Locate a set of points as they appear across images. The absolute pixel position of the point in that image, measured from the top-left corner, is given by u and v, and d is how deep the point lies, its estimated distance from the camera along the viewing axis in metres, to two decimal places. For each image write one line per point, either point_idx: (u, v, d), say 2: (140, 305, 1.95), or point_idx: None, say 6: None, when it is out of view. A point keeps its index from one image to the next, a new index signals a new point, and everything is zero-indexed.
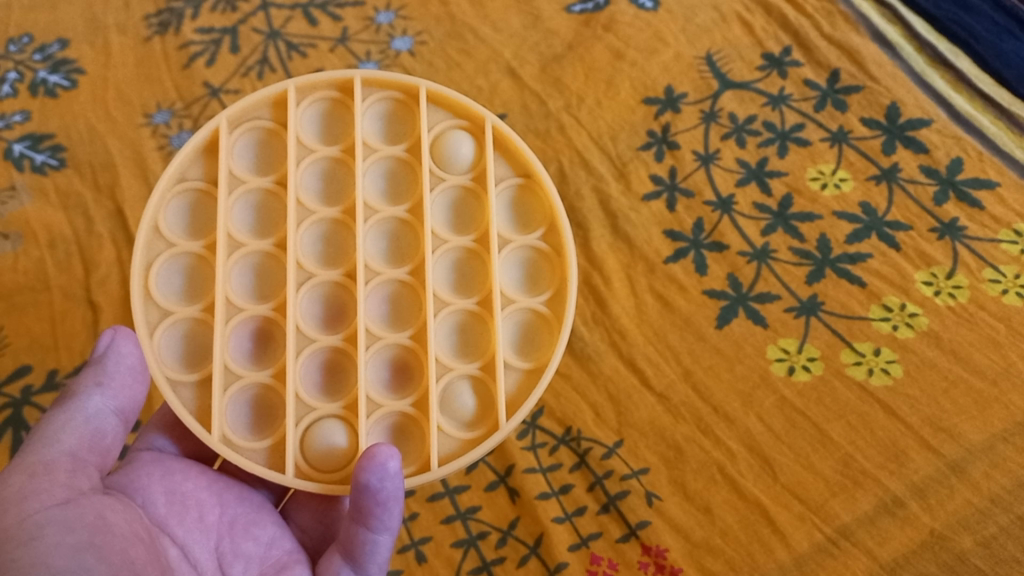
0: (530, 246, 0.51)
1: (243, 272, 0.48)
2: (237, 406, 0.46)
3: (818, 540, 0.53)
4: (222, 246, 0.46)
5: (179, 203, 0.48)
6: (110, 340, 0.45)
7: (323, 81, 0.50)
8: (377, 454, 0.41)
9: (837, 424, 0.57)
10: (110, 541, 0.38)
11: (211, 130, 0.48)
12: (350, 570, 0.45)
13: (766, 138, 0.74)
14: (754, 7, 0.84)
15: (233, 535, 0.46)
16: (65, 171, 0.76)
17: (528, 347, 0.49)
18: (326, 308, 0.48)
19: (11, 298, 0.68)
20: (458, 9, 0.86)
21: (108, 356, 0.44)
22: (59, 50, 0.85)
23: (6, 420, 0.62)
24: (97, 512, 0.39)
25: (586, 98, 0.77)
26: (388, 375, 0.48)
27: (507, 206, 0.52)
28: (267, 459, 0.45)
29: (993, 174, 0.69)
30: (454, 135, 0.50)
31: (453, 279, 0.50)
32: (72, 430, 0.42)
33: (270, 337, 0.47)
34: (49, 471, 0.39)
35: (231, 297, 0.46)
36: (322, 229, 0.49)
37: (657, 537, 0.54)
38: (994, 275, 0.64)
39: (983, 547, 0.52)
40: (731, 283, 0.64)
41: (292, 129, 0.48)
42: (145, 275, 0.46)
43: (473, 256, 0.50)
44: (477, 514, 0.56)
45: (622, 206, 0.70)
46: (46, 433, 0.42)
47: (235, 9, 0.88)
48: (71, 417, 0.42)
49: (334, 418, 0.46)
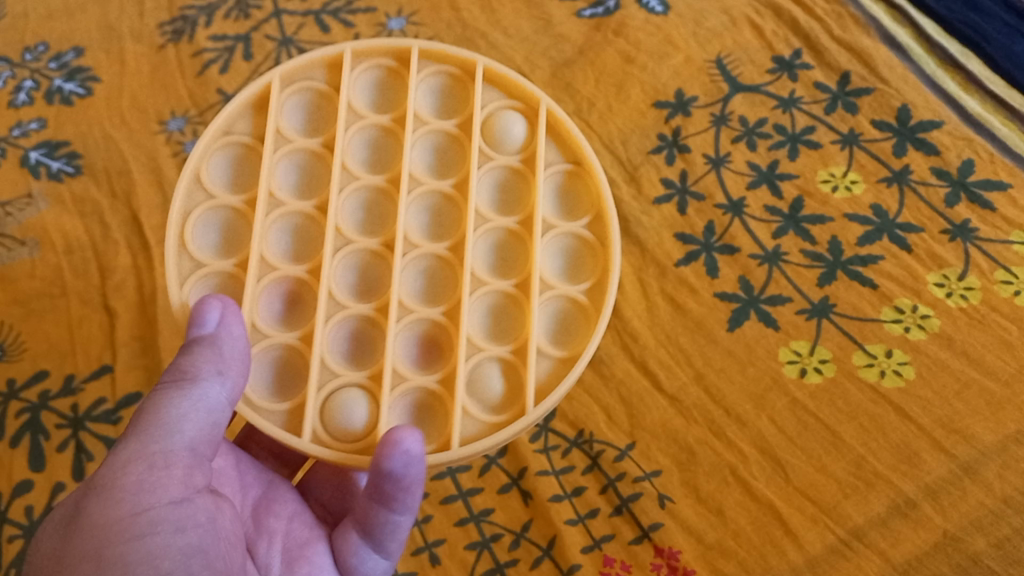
0: (573, 234, 0.52)
1: (281, 232, 0.49)
2: (259, 367, 0.47)
3: (831, 541, 0.53)
4: (262, 201, 0.48)
5: (222, 155, 0.50)
6: (221, 317, 0.42)
7: (381, 48, 0.53)
8: (397, 444, 0.41)
9: (850, 426, 0.57)
10: (213, 545, 0.38)
11: (263, 86, 0.51)
12: (370, 549, 0.46)
13: (777, 141, 0.74)
14: (764, 9, 0.85)
15: (257, 516, 0.47)
16: (81, 179, 0.77)
17: (561, 336, 0.50)
18: (360, 278, 0.50)
19: (29, 304, 0.69)
20: (469, 14, 0.87)
21: (226, 340, 0.41)
22: (74, 58, 0.87)
23: (24, 424, 0.62)
24: (203, 525, 0.38)
25: (597, 103, 0.78)
26: (416, 352, 0.49)
27: (555, 191, 0.54)
28: (285, 422, 0.46)
29: (1004, 176, 0.69)
30: (508, 116, 0.53)
31: (491, 259, 0.51)
32: (192, 421, 0.39)
33: (296, 298, 0.49)
34: (168, 466, 0.38)
35: (266, 255, 0.48)
36: (364, 197, 0.51)
37: (669, 538, 0.54)
38: (1006, 277, 0.63)
39: (997, 548, 0.52)
40: (742, 286, 0.65)
41: (344, 93, 0.51)
42: (182, 225, 0.48)
43: (515, 241, 0.52)
44: (490, 516, 0.56)
45: (633, 210, 0.70)
46: (165, 417, 0.39)
47: (248, 16, 0.89)
48: (190, 402, 0.39)
49: (356, 386, 0.47)
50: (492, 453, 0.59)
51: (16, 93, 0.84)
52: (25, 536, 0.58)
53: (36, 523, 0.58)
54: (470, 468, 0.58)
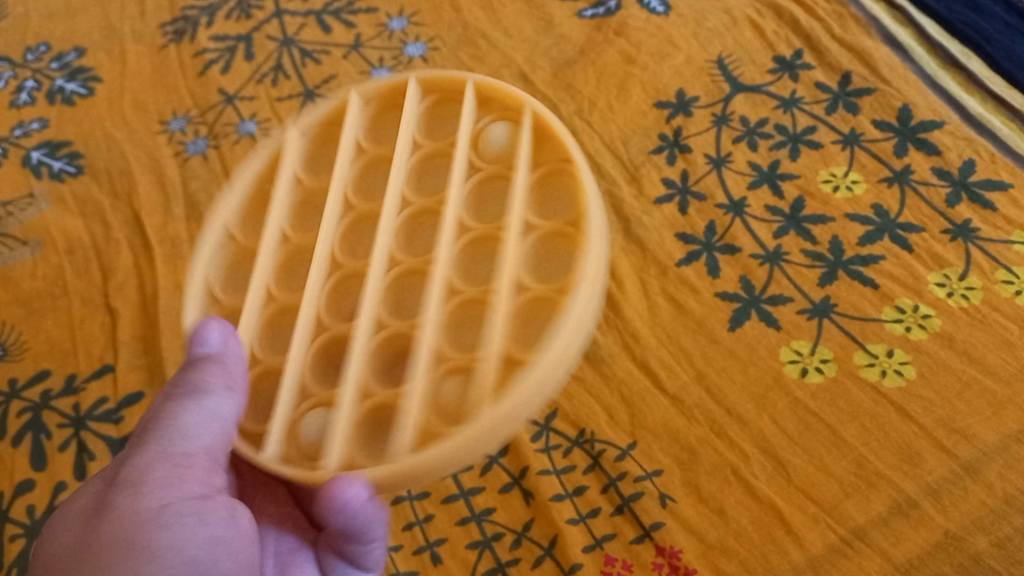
0: (553, 235, 0.49)
1: (284, 268, 0.50)
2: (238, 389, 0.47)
3: (832, 541, 0.53)
4: (268, 237, 0.50)
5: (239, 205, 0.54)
6: (224, 338, 0.43)
7: (383, 85, 0.55)
8: (337, 496, 0.39)
9: (851, 425, 0.57)
10: (237, 541, 0.39)
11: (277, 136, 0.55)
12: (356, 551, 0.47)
13: (778, 141, 0.74)
14: (765, 9, 0.85)
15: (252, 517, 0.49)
16: (83, 178, 0.77)
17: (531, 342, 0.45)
18: (345, 302, 0.49)
19: (31, 304, 0.69)
20: (470, 15, 0.88)
21: (237, 358, 0.43)
22: (76, 59, 0.88)
23: (25, 424, 0.62)
24: (225, 521, 0.39)
25: (597, 103, 0.78)
26: (385, 368, 0.46)
27: (540, 196, 0.51)
28: (252, 443, 0.45)
29: (1006, 176, 0.69)
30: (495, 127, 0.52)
31: (464, 264, 0.49)
32: (206, 425, 0.40)
33: (278, 325, 0.49)
34: (191, 465, 0.39)
35: (269, 289, 0.49)
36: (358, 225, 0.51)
37: (671, 537, 0.54)
38: (1007, 276, 0.63)
39: (998, 548, 0.52)
40: (743, 285, 0.65)
41: (348, 130, 0.53)
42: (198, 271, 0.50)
43: (491, 245, 0.49)
44: (492, 515, 0.56)
45: (634, 210, 0.70)
46: (184, 423, 0.40)
47: (249, 17, 0.90)
48: (208, 410, 0.41)
49: (322, 407, 0.45)
50: (493, 453, 0.59)
51: (18, 94, 0.85)
52: (27, 536, 0.57)
53: (37, 523, 0.57)
54: (471, 467, 0.59)
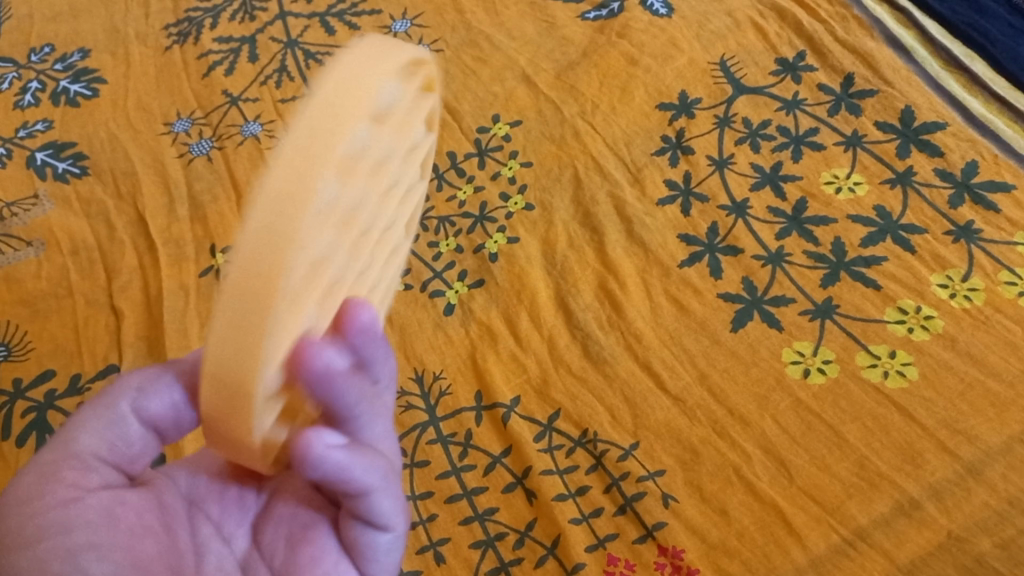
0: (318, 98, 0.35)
1: None
2: None
3: (834, 541, 0.52)
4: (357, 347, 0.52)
5: None
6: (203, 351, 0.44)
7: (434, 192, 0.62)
8: (301, 447, 0.35)
9: (853, 426, 0.57)
10: (116, 539, 0.37)
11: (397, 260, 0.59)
12: (367, 526, 0.41)
13: (780, 143, 0.74)
14: (767, 12, 0.85)
15: (269, 506, 0.45)
16: (87, 179, 0.77)
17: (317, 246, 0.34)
18: None
19: (35, 304, 0.69)
20: (473, 17, 0.88)
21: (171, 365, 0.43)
22: (80, 60, 0.88)
23: (28, 424, 0.62)
24: (99, 522, 0.37)
25: (600, 105, 0.78)
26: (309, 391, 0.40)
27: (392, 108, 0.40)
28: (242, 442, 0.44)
29: (1008, 177, 0.69)
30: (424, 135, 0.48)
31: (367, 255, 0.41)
32: (97, 428, 0.40)
33: None
34: (59, 470, 0.38)
35: None
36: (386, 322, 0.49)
37: (673, 537, 0.54)
38: (1011, 277, 0.63)
39: (1001, 549, 0.51)
40: (746, 286, 0.65)
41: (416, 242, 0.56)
42: None
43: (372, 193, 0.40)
44: (495, 515, 0.57)
45: (637, 211, 0.71)
46: (68, 430, 0.40)
47: (253, 19, 0.91)
48: (99, 416, 0.40)
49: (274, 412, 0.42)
50: (497, 453, 0.59)
51: (22, 95, 0.86)
52: None
53: None
54: (475, 467, 0.59)
